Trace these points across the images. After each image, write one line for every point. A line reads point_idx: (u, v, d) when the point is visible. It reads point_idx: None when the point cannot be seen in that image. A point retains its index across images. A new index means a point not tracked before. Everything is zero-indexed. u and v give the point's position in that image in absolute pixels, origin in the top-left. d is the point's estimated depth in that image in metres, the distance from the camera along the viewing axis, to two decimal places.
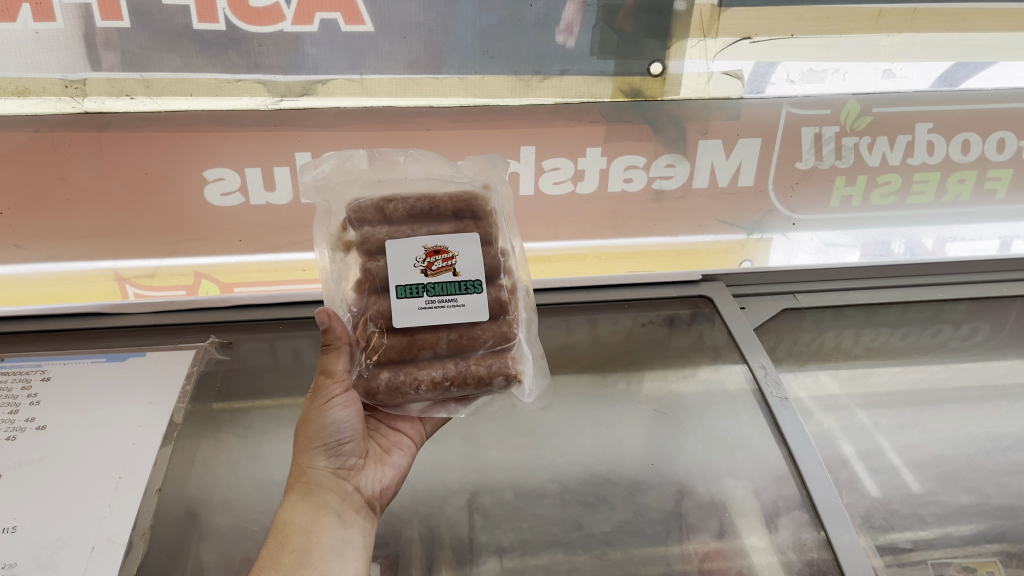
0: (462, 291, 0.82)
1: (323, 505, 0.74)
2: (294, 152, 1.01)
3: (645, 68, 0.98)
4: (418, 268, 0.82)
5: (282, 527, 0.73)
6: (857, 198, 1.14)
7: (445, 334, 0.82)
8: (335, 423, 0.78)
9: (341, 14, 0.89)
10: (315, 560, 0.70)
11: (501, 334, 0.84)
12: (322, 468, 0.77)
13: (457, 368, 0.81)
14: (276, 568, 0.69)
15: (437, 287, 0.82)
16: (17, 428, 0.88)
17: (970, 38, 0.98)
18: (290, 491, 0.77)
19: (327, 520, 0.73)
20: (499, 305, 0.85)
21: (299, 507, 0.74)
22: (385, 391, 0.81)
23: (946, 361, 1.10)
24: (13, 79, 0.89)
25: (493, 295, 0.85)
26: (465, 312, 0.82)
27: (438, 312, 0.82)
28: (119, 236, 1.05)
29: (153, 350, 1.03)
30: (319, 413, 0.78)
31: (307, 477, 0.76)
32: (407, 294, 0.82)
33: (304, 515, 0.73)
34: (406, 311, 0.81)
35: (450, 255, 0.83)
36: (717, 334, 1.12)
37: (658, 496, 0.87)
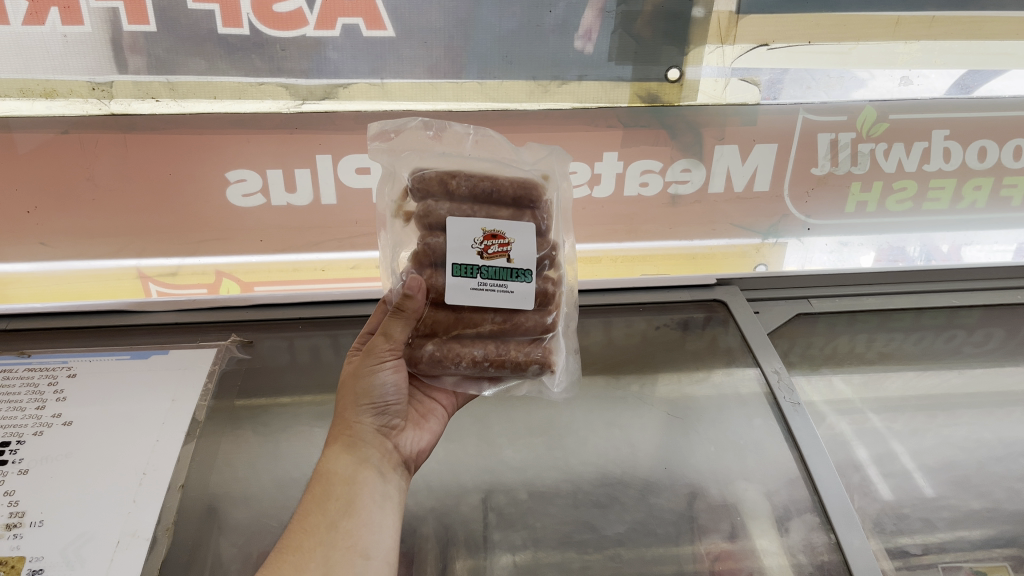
0: (514, 279, 0.81)
1: (367, 459, 0.77)
2: (315, 155, 1.02)
3: (663, 74, 0.99)
4: (475, 249, 0.80)
5: (326, 475, 0.75)
6: (872, 204, 1.15)
7: (491, 317, 0.82)
8: (383, 384, 0.80)
9: (362, 20, 0.91)
10: (358, 509, 0.73)
11: (543, 325, 0.85)
12: (366, 425, 0.80)
13: (498, 350, 0.83)
14: (322, 512, 0.72)
15: (490, 270, 0.81)
16: (44, 423, 0.90)
17: (986, 45, 0.99)
18: (333, 442, 0.79)
19: (370, 474, 0.76)
20: (544, 296, 0.84)
21: (343, 456, 0.76)
22: (427, 361, 0.83)
23: (960, 367, 1.10)
24: (41, 81, 0.92)
25: (540, 285, 0.84)
26: (512, 299, 0.82)
27: (488, 295, 0.81)
28: (142, 235, 1.07)
29: (176, 348, 1.05)
30: (370, 372, 0.80)
31: (352, 430, 0.79)
32: (462, 273, 0.81)
33: (348, 465, 0.76)
34: (458, 290, 0.81)
35: (507, 242, 0.81)
36: (731, 338, 1.12)
37: (671, 497, 0.88)
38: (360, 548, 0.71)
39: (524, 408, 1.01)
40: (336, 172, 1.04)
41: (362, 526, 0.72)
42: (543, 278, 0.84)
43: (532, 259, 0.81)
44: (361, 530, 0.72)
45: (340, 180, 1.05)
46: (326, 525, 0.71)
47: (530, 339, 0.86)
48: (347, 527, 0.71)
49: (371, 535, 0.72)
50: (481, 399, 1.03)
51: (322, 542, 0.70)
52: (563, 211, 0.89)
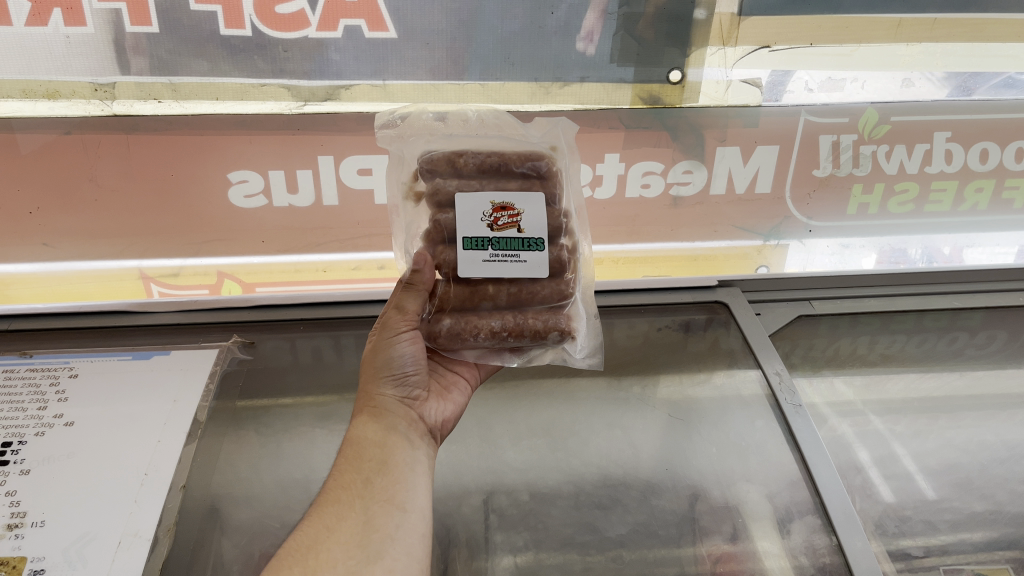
0: (525, 248, 0.83)
1: (395, 424, 0.79)
2: (317, 156, 1.02)
3: (664, 75, 0.99)
4: (484, 222, 0.82)
5: (355, 440, 0.77)
6: (874, 206, 1.15)
7: (506, 288, 0.83)
8: (401, 356, 0.82)
9: (365, 21, 0.91)
10: (391, 469, 0.75)
11: (561, 292, 0.86)
12: (390, 394, 0.81)
13: (515, 320, 0.84)
14: (356, 471, 0.74)
15: (502, 242, 0.82)
16: (46, 423, 0.90)
17: (989, 48, 0.99)
18: (360, 412, 0.81)
19: (399, 436, 0.78)
20: (559, 264, 0.85)
21: (370, 424, 0.78)
22: (446, 336, 0.84)
23: (962, 369, 1.09)
24: (44, 82, 0.92)
25: (554, 253, 0.85)
26: (526, 267, 0.83)
27: (500, 266, 0.82)
28: (144, 236, 1.07)
29: (178, 349, 1.05)
30: (388, 344, 0.82)
31: (376, 399, 0.81)
32: (473, 246, 0.82)
33: (377, 431, 0.77)
34: (470, 262, 0.82)
35: (515, 213, 0.82)
36: (732, 339, 1.12)
37: (673, 498, 0.88)
38: (397, 501, 0.72)
39: (526, 409, 1.01)
40: (338, 173, 1.04)
41: (396, 482, 0.74)
42: (555, 246, 0.85)
43: (543, 226, 0.83)
44: (395, 485, 0.74)
45: (342, 182, 1.05)
46: (362, 482, 0.73)
47: (548, 307, 0.86)
48: (382, 484, 0.73)
49: (406, 491, 0.74)
50: (483, 400, 1.03)
51: (360, 496, 0.72)
52: (574, 185, 0.90)
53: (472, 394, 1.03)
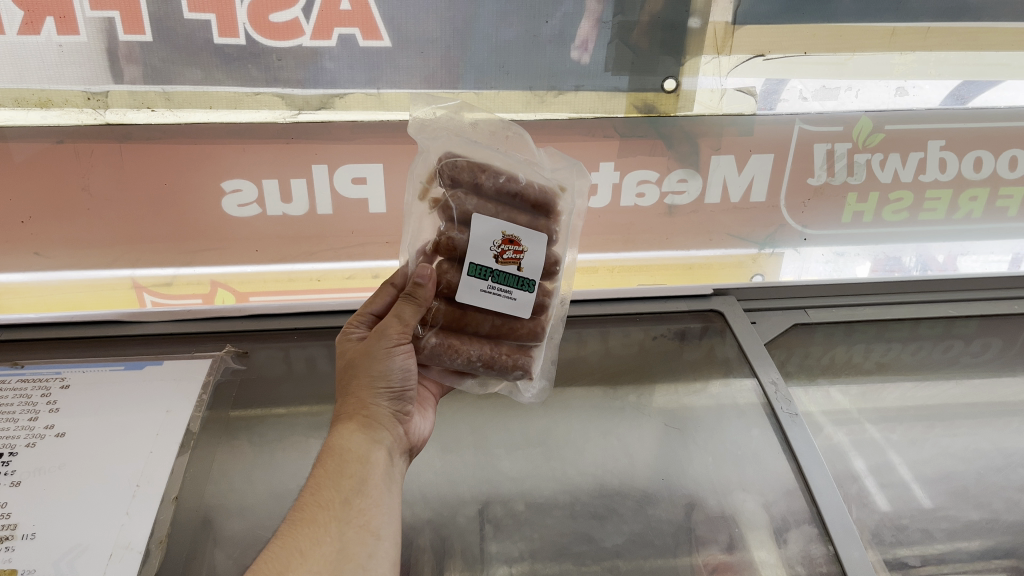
0: (519, 287, 0.81)
1: (379, 442, 0.76)
2: (311, 165, 1.02)
3: (659, 84, 1.00)
4: (492, 252, 0.79)
5: (338, 450, 0.74)
6: (869, 214, 1.15)
7: (490, 319, 0.81)
8: (396, 369, 0.79)
9: (359, 30, 0.91)
10: (370, 489, 0.72)
11: (537, 332, 0.85)
12: (379, 407, 0.78)
13: (491, 352, 0.82)
14: (336, 488, 0.71)
15: (501, 275, 0.80)
16: (37, 435, 0.89)
17: (982, 57, 1.00)
18: (344, 419, 0.77)
19: (382, 456, 0.76)
20: (542, 308, 0.84)
21: (356, 436, 0.75)
22: (428, 354, 0.81)
23: (958, 377, 1.09)
24: (37, 91, 0.91)
25: (540, 296, 0.84)
26: (514, 306, 0.81)
27: (492, 299, 0.80)
28: (137, 246, 1.07)
29: (171, 358, 1.04)
30: (388, 355, 0.78)
31: (365, 411, 0.77)
32: (474, 274, 0.79)
33: (362, 444, 0.75)
34: (469, 289, 0.79)
35: (521, 250, 0.80)
36: (728, 348, 1.11)
37: (669, 508, 0.87)
38: (371, 526, 0.70)
39: (521, 418, 1.01)
40: (332, 182, 1.04)
41: (375, 506, 0.71)
42: (544, 288, 0.84)
43: (538, 270, 0.82)
44: (373, 511, 0.71)
45: (337, 191, 1.05)
46: (340, 502, 0.70)
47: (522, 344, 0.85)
48: (361, 506, 0.71)
49: (382, 516, 0.72)
50: (478, 409, 1.02)
51: (336, 518, 0.68)
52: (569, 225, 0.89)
53: (467, 404, 1.03)
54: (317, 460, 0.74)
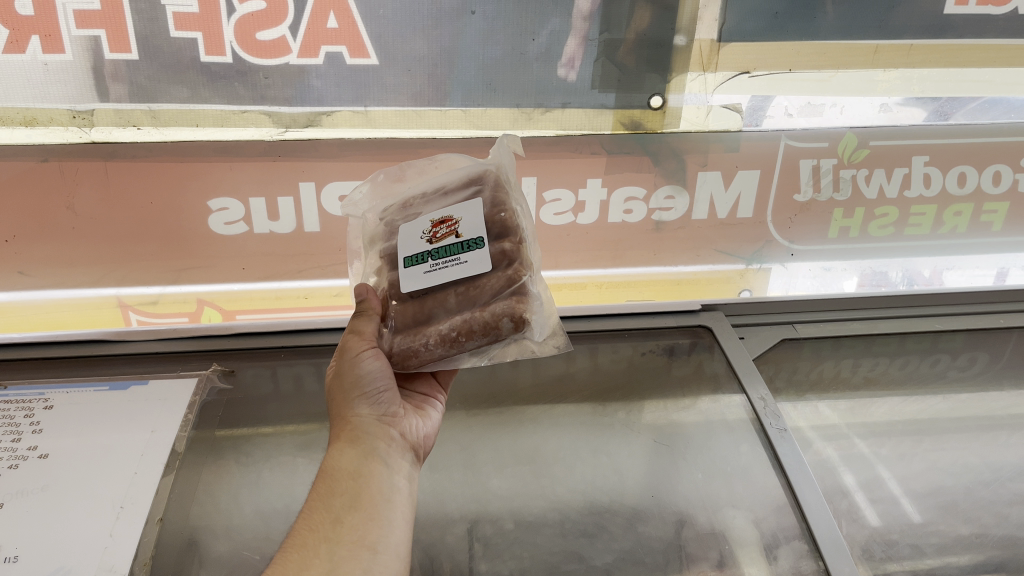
0: (466, 250, 0.79)
1: (368, 450, 0.74)
2: (298, 183, 1.02)
3: (646, 101, 1.00)
4: (425, 239, 0.81)
5: (331, 472, 0.73)
6: (855, 229, 1.15)
7: (454, 290, 0.79)
8: (368, 374, 0.78)
9: (346, 47, 0.91)
10: (363, 501, 0.70)
11: (510, 279, 0.78)
12: (363, 415, 0.77)
13: (464, 318, 0.78)
14: (327, 509, 0.69)
15: (440, 250, 0.80)
16: (20, 456, 0.88)
17: (964, 73, 1.01)
18: (334, 440, 0.77)
19: (374, 462, 0.73)
20: (503, 257, 0.79)
21: (345, 452, 0.74)
22: (399, 354, 0.80)
23: (945, 392, 1.09)
24: (22, 109, 0.91)
25: (495, 248, 0.80)
26: (468, 267, 0.79)
27: (443, 274, 0.79)
28: (123, 264, 1.06)
29: (156, 378, 1.03)
30: (355, 361, 0.79)
31: (349, 424, 0.77)
32: (415, 263, 0.81)
33: (351, 459, 0.73)
34: (412, 276, 0.80)
35: (453, 222, 0.81)
36: (716, 364, 1.11)
37: (658, 525, 0.87)
38: (367, 541, 0.67)
39: (512, 437, 1.00)
40: (320, 200, 1.04)
41: (369, 519, 0.69)
42: (502, 240, 0.80)
43: (480, 224, 0.80)
44: (368, 524, 0.68)
45: (324, 208, 1.05)
46: (331, 522, 0.68)
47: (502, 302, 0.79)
48: (353, 522, 0.68)
49: (380, 529, 0.69)
50: (467, 427, 1.02)
51: (326, 539, 0.66)
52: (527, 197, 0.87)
53: (455, 423, 1.02)
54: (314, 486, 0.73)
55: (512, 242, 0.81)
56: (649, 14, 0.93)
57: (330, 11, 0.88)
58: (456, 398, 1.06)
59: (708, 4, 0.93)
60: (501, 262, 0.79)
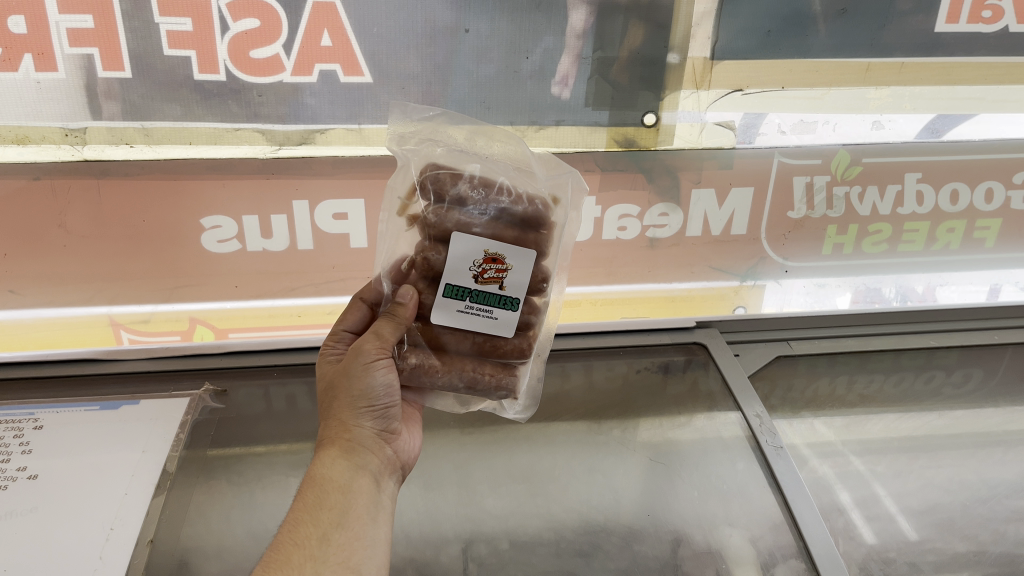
0: (500, 305, 0.78)
1: (359, 470, 0.75)
2: (291, 200, 1.01)
3: (639, 118, 1.00)
4: (472, 271, 0.76)
5: (321, 481, 0.72)
6: (849, 246, 1.16)
7: (472, 337, 0.79)
8: (378, 386, 0.77)
9: (340, 65, 0.91)
10: (351, 520, 0.71)
11: (522, 350, 0.81)
12: (359, 429, 0.77)
13: (475, 372, 0.79)
14: (315, 523, 0.69)
15: (480, 295, 0.77)
16: (9, 477, 0.87)
17: (956, 90, 1.01)
18: (327, 443, 0.76)
19: (362, 484, 0.74)
20: (525, 325, 0.81)
21: (339, 463, 0.74)
22: (406, 375, 0.79)
23: (941, 409, 1.08)
24: (13, 127, 0.91)
25: (525, 314, 0.80)
26: (494, 325, 0.79)
27: (472, 320, 0.78)
28: (114, 282, 1.06)
29: (148, 398, 1.02)
30: (368, 370, 0.76)
31: (346, 435, 0.76)
32: (451, 294, 0.78)
33: (345, 472, 0.73)
34: (444, 308, 0.78)
35: (504, 268, 0.77)
36: (711, 380, 1.11)
37: (654, 544, 0.85)
38: (351, 563, 0.68)
39: (506, 456, 0.99)
40: (314, 218, 1.03)
41: (354, 540, 0.70)
42: (530, 306, 0.80)
43: (523, 288, 0.78)
44: (353, 546, 0.69)
45: (317, 226, 1.04)
46: (317, 538, 0.68)
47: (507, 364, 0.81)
48: (339, 541, 0.69)
49: (363, 551, 0.70)
50: (461, 446, 1.01)
51: (313, 556, 0.66)
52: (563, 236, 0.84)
53: (450, 442, 1.01)
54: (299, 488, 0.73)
55: (537, 308, 0.81)
56: (643, 32, 0.94)
57: (324, 29, 0.88)
58: (451, 416, 1.06)
59: (700, 22, 0.93)
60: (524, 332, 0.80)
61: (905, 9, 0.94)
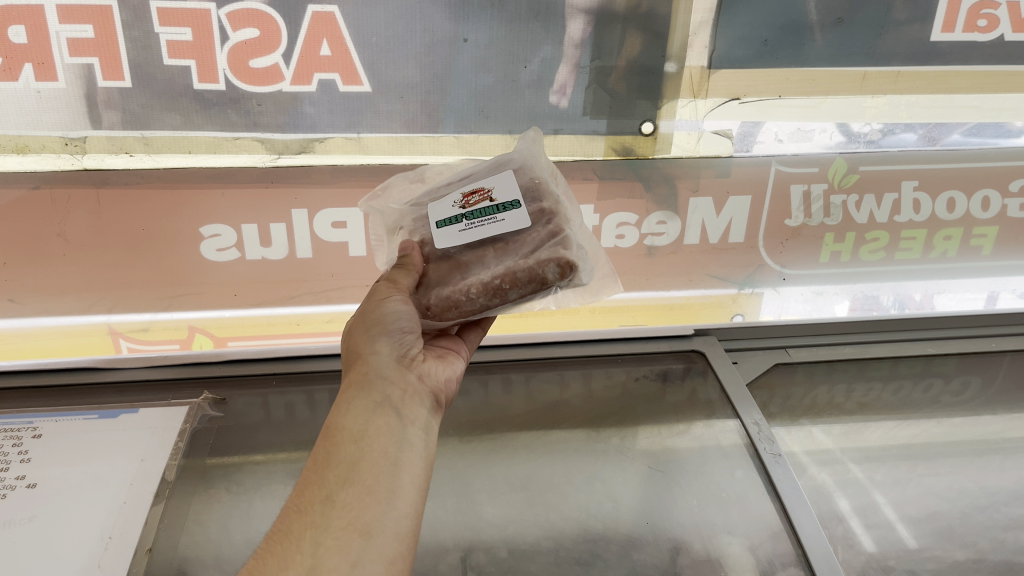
0: (502, 210, 0.78)
1: (378, 409, 0.69)
2: (291, 210, 1.02)
3: (637, 127, 1.01)
4: (457, 204, 0.80)
5: (335, 431, 0.67)
6: (846, 254, 1.16)
7: (491, 245, 0.77)
8: (396, 313, 0.75)
9: (339, 75, 0.92)
10: (362, 473, 0.63)
11: (549, 233, 0.77)
12: (379, 364, 0.73)
13: (506, 267, 0.76)
14: (320, 484, 0.63)
15: (476, 211, 0.78)
16: (8, 486, 0.86)
17: (952, 99, 1.02)
18: (347, 387, 0.72)
19: (382, 426, 0.68)
20: (542, 217, 0.78)
21: (356, 405, 0.69)
22: (437, 305, 0.78)
23: (939, 416, 1.08)
24: (14, 136, 0.91)
25: (533, 206, 0.78)
26: (505, 225, 0.77)
27: (480, 232, 0.78)
28: (113, 291, 1.06)
29: (147, 406, 1.01)
30: (385, 294, 0.76)
31: (364, 373, 0.72)
32: (448, 223, 0.79)
33: (360, 416, 0.68)
34: (448, 237, 0.79)
35: (484, 186, 0.79)
36: (710, 389, 1.10)
37: (653, 552, 0.85)
38: (360, 523, 0.60)
39: (505, 464, 0.99)
40: (312, 226, 1.04)
41: (365, 497, 0.62)
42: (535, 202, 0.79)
43: (514, 190, 0.79)
44: (364, 503, 0.61)
45: (316, 234, 1.05)
46: (322, 503, 0.61)
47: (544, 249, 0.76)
48: (346, 501, 0.61)
49: (378, 507, 0.62)
50: (460, 454, 1.01)
51: (314, 523, 0.59)
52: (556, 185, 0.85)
53: (449, 450, 1.01)
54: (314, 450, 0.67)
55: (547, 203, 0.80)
56: (640, 41, 0.94)
57: (323, 39, 0.89)
58: (450, 424, 1.06)
59: (698, 31, 0.94)
60: (541, 219, 0.78)
61: (900, 19, 0.95)
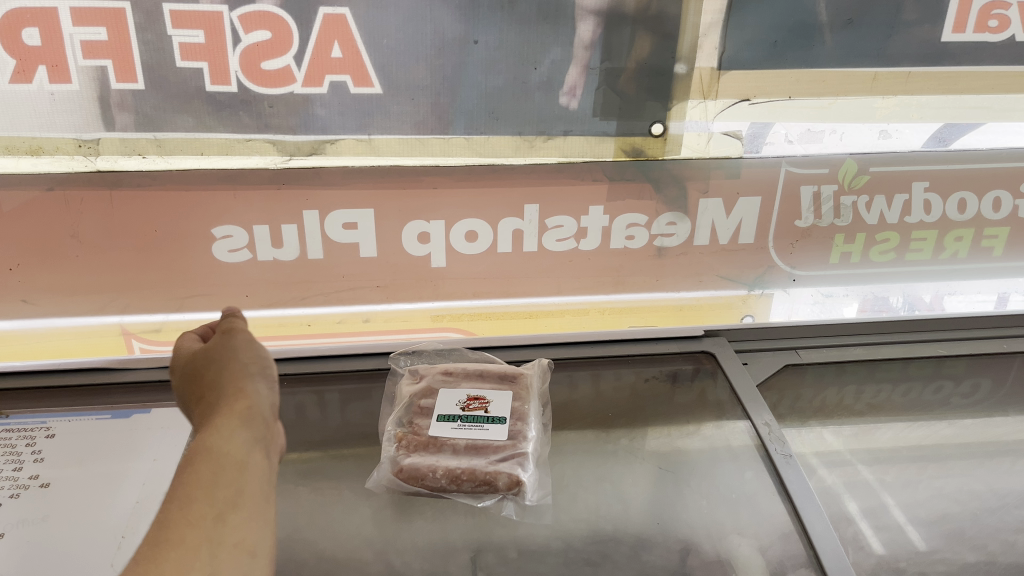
0: None
1: (255, 440, 0.69)
2: (302, 211, 1.03)
3: (646, 129, 1.01)
4: None
5: (219, 450, 0.66)
6: (856, 255, 1.16)
7: None
8: (265, 356, 0.81)
9: (350, 77, 0.92)
10: (246, 500, 0.63)
11: None
12: (257, 400, 0.74)
13: None
14: (209, 499, 0.61)
15: None
16: (21, 485, 0.87)
17: (964, 100, 1.02)
18: (227, 412, 0.71)
19: (257, 456, 0.68)
20: None
21: (239, 432, 0.69)
22: None
23: (950, 418, 1.07)
24: (28, 138, 0.92)
25: None
26: None
27: None
28: (125, 292, 1.07)
29: (159, 406, 1.00)
30: (247, 344, 0.81)
31: (241, 402, 0.72)
32: None
33: (244, 444, 0.68)
34: None
35: None
36: (720, 390, 1.09)
37: (664, 554, 0.83)
38: (246, 545, 0.60)
39: None
40: (323, 227, 1.04)
41: (250, 521, 0.62)
42: None
43: None
44: (249, 527, 0.62)
45: (327, 236, 1.05)
46: (211, 518, 0.60)
47: None
48: (235, 522, 0.61)
49: (258, 533, 0.62)
50: None
51: (209, 538, 0.58)
52: None
53: None
54: (177, 472, 0.65)
55: None
56: (650, 42, 0.94)
57: (335, 41, 0.89)
58: None
59: (708, 32, 0.94)
60: None
61: (911, 20, 0.95)
